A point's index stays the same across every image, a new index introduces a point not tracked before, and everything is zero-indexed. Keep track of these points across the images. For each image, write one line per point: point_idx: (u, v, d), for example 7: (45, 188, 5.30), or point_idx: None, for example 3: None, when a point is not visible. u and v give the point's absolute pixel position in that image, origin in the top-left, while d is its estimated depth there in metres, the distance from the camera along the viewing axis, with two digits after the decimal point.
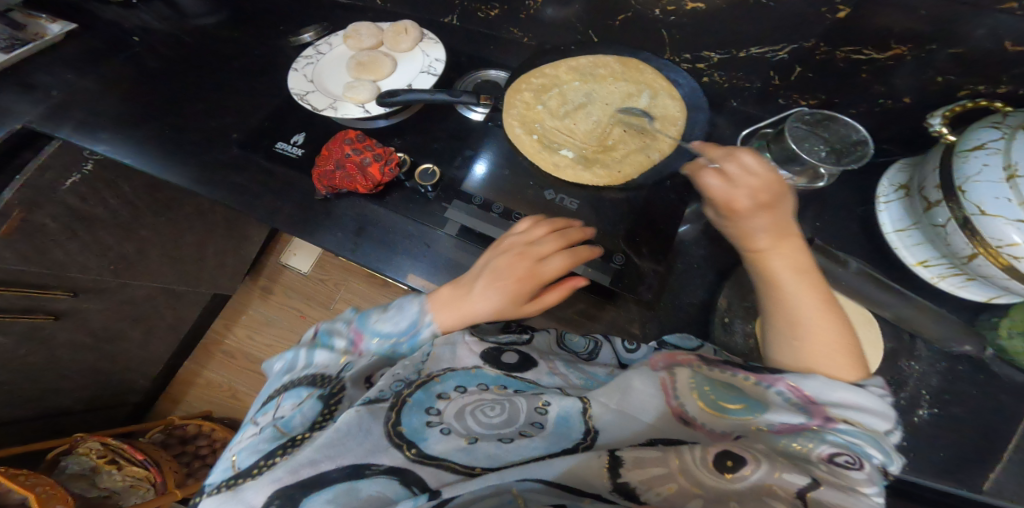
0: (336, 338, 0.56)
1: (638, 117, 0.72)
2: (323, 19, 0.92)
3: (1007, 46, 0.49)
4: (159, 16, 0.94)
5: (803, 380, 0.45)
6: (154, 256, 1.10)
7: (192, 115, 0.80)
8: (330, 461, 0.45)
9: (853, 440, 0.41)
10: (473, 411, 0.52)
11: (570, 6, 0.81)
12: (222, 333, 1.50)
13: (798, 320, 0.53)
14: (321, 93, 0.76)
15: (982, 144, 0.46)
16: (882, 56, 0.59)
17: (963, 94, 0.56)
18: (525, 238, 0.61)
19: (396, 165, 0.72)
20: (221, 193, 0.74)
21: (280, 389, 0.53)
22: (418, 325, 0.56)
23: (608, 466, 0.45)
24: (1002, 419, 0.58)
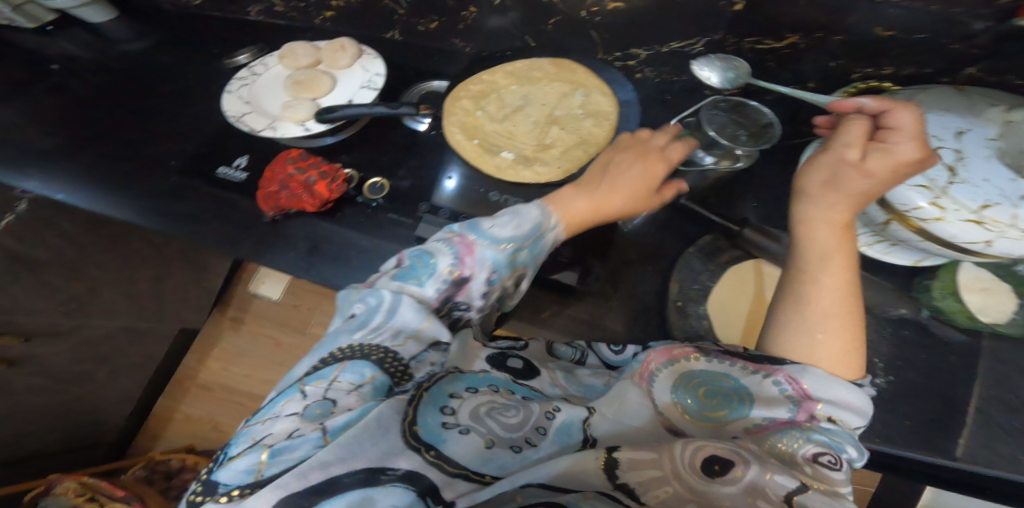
0: (448, 260, 0.54)
1: (573, 115, 0.74)
2: (261, 40, 0.93)
3: (878, 31, 0.57)
4: (81, 43, 0.92)
5: (803, 374, 0.46)
6: (109, 294, 1.08)
7: (126, 143, 0.79)
8: (341, 465, 0.38)
9: (834, 438, 0.44)
10: (490, 412, 0.46)
11: (507, 16, 0.82)
12: (196, 367, 1.46)
13: (829, 317, 0.50)
14: (258, 113, 0.76)
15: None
16: (779, 44, 0.66)
17: (857, 77, 0.62)
18: (643, 140, 0.65)
19: (343, 181, 0.72)
20: (160, 220, 0.73)
21: (344, 348, 0.47)
22: (541, 230, 0.58)
23: (603, 466, 0.42)
24: (947, 377, 0.61)
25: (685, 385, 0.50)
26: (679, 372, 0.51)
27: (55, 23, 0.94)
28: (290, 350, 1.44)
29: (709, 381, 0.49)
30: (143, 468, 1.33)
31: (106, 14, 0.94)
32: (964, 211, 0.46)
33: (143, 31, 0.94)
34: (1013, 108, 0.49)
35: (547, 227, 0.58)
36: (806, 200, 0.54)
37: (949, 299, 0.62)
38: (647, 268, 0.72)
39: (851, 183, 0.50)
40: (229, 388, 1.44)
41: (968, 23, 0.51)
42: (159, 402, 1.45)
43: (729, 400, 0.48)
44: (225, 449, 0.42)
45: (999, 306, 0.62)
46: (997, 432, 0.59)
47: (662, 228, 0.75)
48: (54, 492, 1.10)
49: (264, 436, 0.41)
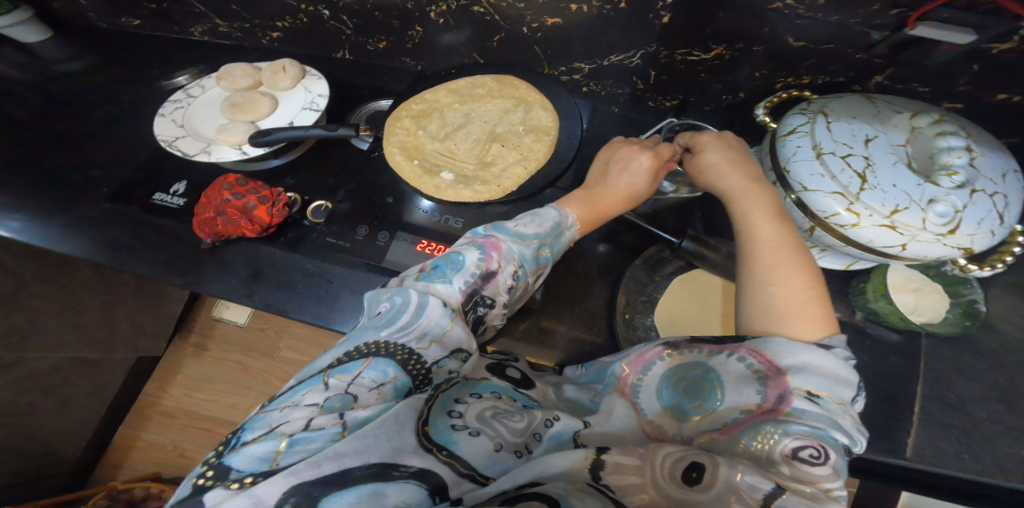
0: (472, 257, 0.53)
1: (514, 132, 0.74)
2: (206, 61, 0.92)
3: (792, 42, 0.61)
4: (11, 64, 0.89)
5: (765, 347, 0.45)
6: (51, 324, 1.05)
7: (55, 169, 0.76)
8: (355, 457, 0.37)
9: (815, 425, 0.40)
10: (495, 416, 0.47)
11: (460, 33, 0.80)
12: (158, 395, 1.41)
13: (773, 267, 0.51)
14: (192, 137, 0.74)
15: (794, 129, 0.57)
16: (708, 56, 0.67)
17: (780, 86, 0.68)
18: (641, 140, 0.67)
19: (285, 206, 0.71)
20: (93, 250, 0.71)
21: (370, 343, 0.45)
22: (560, 228, 0.59)
23: (590, 466, 0.41)
24: (891, 380, 0.62)
25: (663, 383, 0.48)
26: (654, 371, 0.49)
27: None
28: (258, 375, 1.40)
29: (682, 372, 0.48)
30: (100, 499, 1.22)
31: (37, 34, 0.91)
32: (878, 217, 0.51)
33: (80, 52, 0.92)
34: (915, 115, 0.54)
35: (565, 227, 0.60)
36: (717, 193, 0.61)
37: (881, 301, 0.63)
38: (597, 282, 0.72)
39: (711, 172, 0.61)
40: (193, 415, 1.39)
41: (868, 32, 0.56)
42: (119, 431, 1.38)
43: (703, 388, 0.46)
44: (237, 433, 0.40)
45: (930, 305, 0.65)
46: (939, 431, 0.60)
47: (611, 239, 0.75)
48: None
49: (283, 427, 0.39)
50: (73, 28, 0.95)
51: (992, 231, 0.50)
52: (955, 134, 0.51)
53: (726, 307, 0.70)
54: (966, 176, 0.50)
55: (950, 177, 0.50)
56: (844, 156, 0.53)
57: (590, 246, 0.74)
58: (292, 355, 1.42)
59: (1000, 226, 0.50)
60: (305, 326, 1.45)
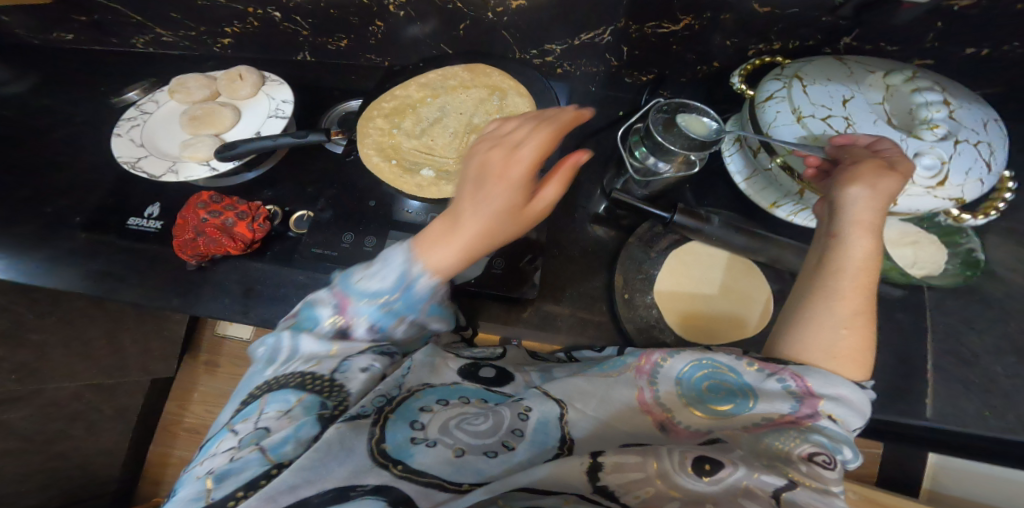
0: (324, 310, 0.51)
1: (491, 121, 0.72)
2: (161, 75, 0.88)
3: (757, 8, 0.59)
4: None
5: (806, 371, 0.45)
6: (56, 358, 1.05)
7: (24, 204, 0.74)
8: (310, 486, 0.38)
9: (833, 439, 0.42)
10: (458, 424, 0.45)
11: (426, 24, 0.78)
12: (178, 413, 1.36)
13: (855, 314, 0.48)
14: (156, 156, 0.71)
15: (772, 95, 0.55)
16: (677, 27, 0.65)
17: (752, 54, 0.65)
18: (503, 137, 0.50)
19: (266, 219, 0.70)
20: (76, 282, 0.69)
21: (267, 384, 0.47)
22: (407, 277, 0.51)
23: (587, 469, 0.40)
24: (898, 338, 0.62)
25: (696, 374, 0.47)
26: (673, 363, 0.48)
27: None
28: None
29: (718, 376, 0.47)
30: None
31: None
32: None
33: (26, 76, 0.88)
34: (888, 73, 0.53)
35: (414, 275, 0.51)
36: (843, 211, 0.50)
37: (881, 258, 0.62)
38: (591, 268, 0.71)
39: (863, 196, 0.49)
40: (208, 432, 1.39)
41: None
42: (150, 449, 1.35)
43: (733, 395, 0.45)
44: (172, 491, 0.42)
45: (931, 257, 0.64)
46: (958, 390, 0.59)
47: (605, 224, 0.73)
48: None
49: (203, 471, 0.41)
50: (12, 51, 0.90)
51: (981, 179, 0.49)
52: (931, 89, 0.51)
53: (727, 279, 0.69)
54: (949, 127, 0.49)
55: (932, 130, 0.49)
56: (825, 118, 0.52)
57: (580, 231, 0.73)
58: None
59: (988, 174, 0.50)
60: None
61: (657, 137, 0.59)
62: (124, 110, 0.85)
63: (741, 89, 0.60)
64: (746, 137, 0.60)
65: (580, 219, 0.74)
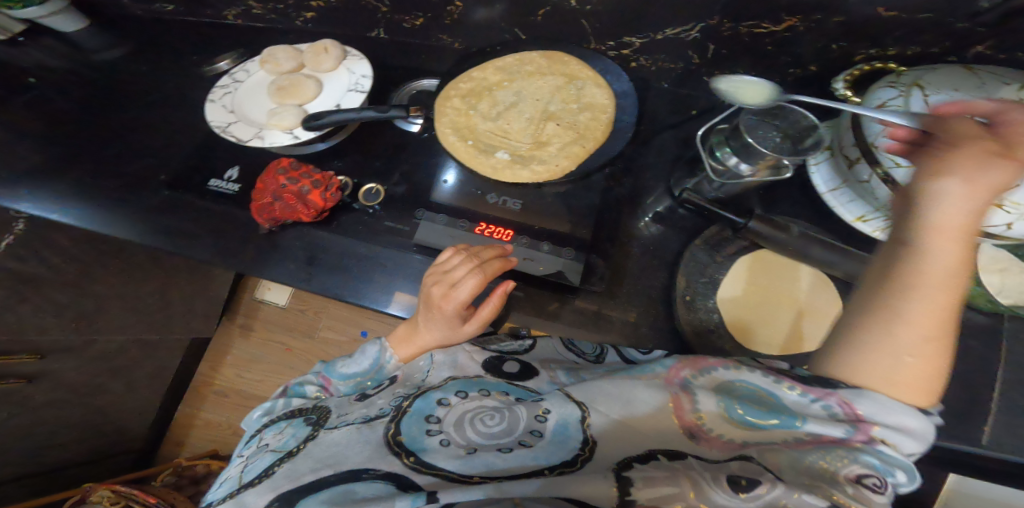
0: (308, 386, 0.64)
1: (568, 110, 0.72)
2: (237, 43, 0.90)
3: (880, 11, 0.55)
4: (55, 54, 0.88)
5: (860, 398, 0.42)
6: (115, 309, 1.09)
7: (112, 158, 0.77)
8: (329, 469, 0.49)
9: (887, 462, 0.41)
10: (473, 419, 0.52)
11: (494, 7, 0.77)
12: (210, 375, 1.45)
13: (924, 340, 0.43)
14: (244, 122, 0.74)
15: (886, 103, 0.53)
16: (779, 28, 0.63)
17: (860, 59, 0.62)
18: (444, 269, 0.62)
19: (338, 189, 0.71)
20: (157, 238, 0.72)
21: (269, 420, 0.62)
22: (380, 361, 0.63)
23: (616, 486, 0.42)
24: (974, 365, 0.61)
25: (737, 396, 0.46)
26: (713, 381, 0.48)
27: (25, 33, 0.89)
28: (301, 355, 1.43)
29: (754, 397, 0.46)
30: (172, 475, 1.31)
31: (73, 23, 0.89)
32: None
33: (115, 38, 0.91)
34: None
35: (385, 361, 0.63)
36: (936, 203, 0.44)
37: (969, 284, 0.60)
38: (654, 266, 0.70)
39: (958, 189, 0.43)
40: (243, 394, 1.44)
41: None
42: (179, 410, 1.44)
43: (775, 411, 0.45)
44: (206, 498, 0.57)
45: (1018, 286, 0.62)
46: None
47: (668, 225, 0.71)
48: (89, 501, 1.09)
49: (227, 478, 0.57)
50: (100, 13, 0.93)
51: None
52: None
53: (794, 291, 0.67)
54: None
55: None
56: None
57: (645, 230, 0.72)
58: (332, 334, 1.45)
59: None
60: (342, 307, 1.47)
61: (747, 137, 0.57)
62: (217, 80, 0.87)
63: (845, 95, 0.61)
64: (845, 147, 0.60)
65: (644, 217, 0.71)
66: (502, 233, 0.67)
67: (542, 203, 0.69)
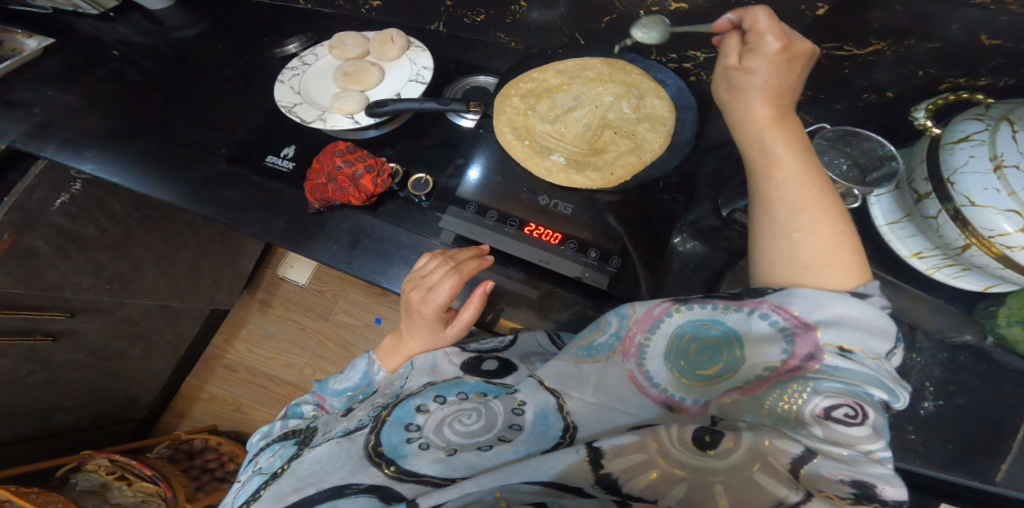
0: (306, 406, 0.70)
1: (627, 120, 0.73)
2: (301, 25, 0.92)
3: (983, 39, 0.54)
4: (136, 28, 0.91)
5: (789, 300, 0.44)
6: (148, 274, 1.10)
7: (176, 128, 0.79)
8: (312, 487, 0.51)
9: (850, 382, 0.39)
10: (451, 421, 0.54)
11: (556, 9, 0.77)
12: (224, 348, 1.48)
13: (802, 214, 0.48)
14: (309, 104, 0.75)
15: (968, 137, 0.52)
16: (862, 51, 0.63)
17: (945, 87, 0.61)
18: (421, 272, 0.65)
19: (389, 176, 0.72)
20: (208, 208, 0.73)
21: (265, 443, 0.67)
22: (370, 374, 0.68)
23: (588, 459, 0.42)
24: (1007, 412, 0.60)
25: (674, 346, 0.48)
26: (658, 340, 0.49)
27: (116, 10, 0.93)
28: (316, 335, 1.45)
29: (693, 334, 0.47)
30: (167, 447, 1.34)
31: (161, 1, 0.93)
32: None
33: (186, 11, 0.94)
34: None
35: (375, 373, 0.68)
36: (735, 113, 0.56)
37: (1015, 328, 0.60)
38: (691, 282, 0.70)
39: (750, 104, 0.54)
40: (255, 369, 1.46)
41: None
42: (187, 380, 1.47)
43: (720, 350, 0.45)
44: None
45: None
46: None
47: (709, 243, 0.69)
48: (86, 468, 1.12)
49: (231, 498, 0.62)
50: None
51: None
52: None
53: None
54: None
55: None
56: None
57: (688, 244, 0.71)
58: (348, 318, 1.46)
59: None
60: (362, 292, 1.49)
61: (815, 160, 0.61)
62: (284, 62, 0.89)
63: (926, 126, 0.58)
64: (912, 179, 0.59)
65: (683, 233, 0.70)
66: (551, 236, 0.67)
67: (592, 210, 0.69)
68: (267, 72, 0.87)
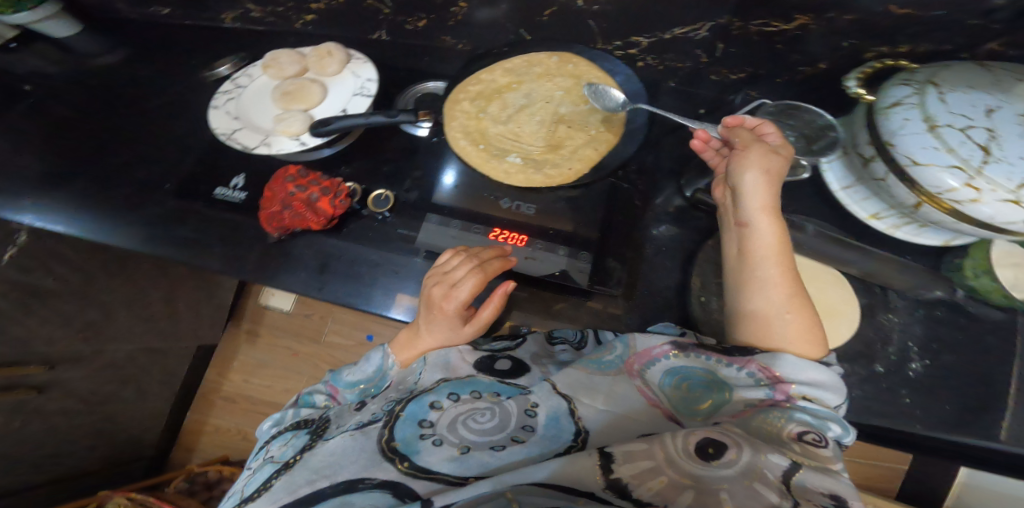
0: (318, 396, 0.66)
1: (578, 113, 0.73)
2: (237, 46, 0.89)
3: (893, 9, 0.54)
4: (61, 65, 0.87)
5: (775, 361, 0.50)
6: (123, 317, 1.07)
7: (117, 167, 0.76)
8: (326, 479, 0.51)
9: (816, 416, 0.47)
10: (465, 420, 0.53)
11: (499, 6, 0.76)
12: (219, 380, 1.44)
13: (792, 297, 0.56)
14: (249, 129, 0.73)
15: (899, 102, 0.52)
16: (790, 26, 0.62)
17: (871, 57, 0.61)
18: (443, 269, 0.64)
19: (347, 196, 0.70)
20: (164, 248, 0.71)
21: (275, 432, 0.64)
22: (384, 369, 0.64)
23: (600, 463, 0.43)
24: (995, 360, 0.60)
25: (670, 380, 0.52)
26: (653, 378, 0.53)
27: (18, 40, 0.89)
28: (308, 360, 1.43)
29: (688, 375, 0.52)
30: (184, 480, 1.33)
31: (66, 28, 0.89)
32: (1001, 192, 0.46)
33: (117, 42, 0.91)
34: None
35: (389, 367, 0.64)
36: (749, 195, 0.59)
37: (984, 278, 0.60)
38: (666, 266, 0.68)
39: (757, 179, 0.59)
40: (252, 399, 1.43)
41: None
42: (189, 416, 1.44)
43: (710, 389, 0.51)
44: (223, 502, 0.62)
45: None
46: None
47: (679, 225, 0.70)
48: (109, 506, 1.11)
49: (241, 486, 0.60)
50: (103, 19, 0.93)
51: None
52: None
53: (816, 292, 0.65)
54: None
55: None
56: (963, 129, 0.48)
57: (659, 229, 0.70)
58: (338, 339, 1.44)
59: None
60: (348, 311, 1.46)
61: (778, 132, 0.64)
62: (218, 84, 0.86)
63: (859, 93, 0.58)
64: (859, 144, 0.58)
65: (656, 216, 0.71)
66: (518, 238, 0.66)
67: (555, 206, 0.68)
68: (205, 100, 0.84)
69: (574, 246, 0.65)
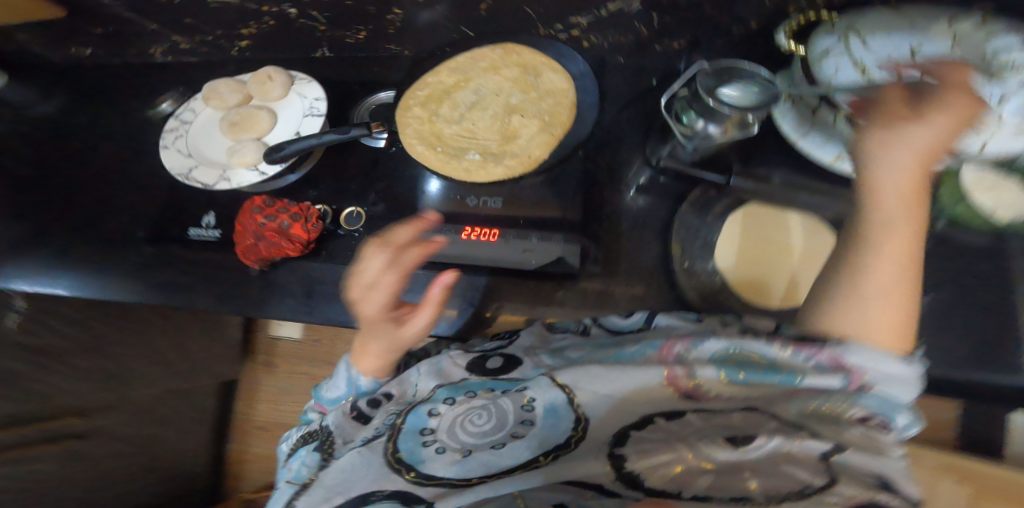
0: (313, 412, 0.67)
1: (528, 100, 0.74)
2: (181, 83, 0.89)
3: None
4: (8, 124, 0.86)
5: (847, 351, 0.48)
6: (138, 364, 1.08)
7: (89, 220, 0.77)
8: (341, 496, 0.50)
9: (884, 405, 0.46)
10: (462, 423, 0.55)
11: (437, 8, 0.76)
12: (248, 411, 1.47)
13: (886, 289, 0.52)
14: (205, 165, 0.75)
15: (828, 51, 0.57)
16: None
17: (793, 10, 0.63)
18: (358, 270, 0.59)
19: (318, 219, 0.70)
20: (154, 294, 0.72)
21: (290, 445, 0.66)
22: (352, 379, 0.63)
23: (610, 464, 0.51)
24: (996, 283, 0.59)
25: (728, 359, 0.51)
26: (702, 352, 0.53)
27: None
28: None
29: (748, 358, 0.51)
30: None
31: None
32: None
33: (60, 94, 0.89)
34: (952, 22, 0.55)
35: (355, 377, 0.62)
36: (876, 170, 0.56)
37: (963, 206, 0.61)
38: (646, 238, 0.67)
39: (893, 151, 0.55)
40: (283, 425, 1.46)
41: None
42: (228, 448, 1.47)
43: (774, 372, 0.50)
44: None
45: (1013, 200, 0.60)
46: None
47: (654, 194, 0.69)
48: None
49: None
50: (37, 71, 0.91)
51: None
52: (1001, 35, 0.53)
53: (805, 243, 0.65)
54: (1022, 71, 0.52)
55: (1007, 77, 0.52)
56: None
57: (633, 203, 0.69)
58: None
59: None
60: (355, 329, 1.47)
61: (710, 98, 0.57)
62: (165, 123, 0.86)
63: (792, 46, 0.61)
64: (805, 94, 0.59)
65: (629, 192, 0.70)
66: (489, 234, 0.65)
67: (520, 195, 0.68)
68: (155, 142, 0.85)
69: (552, 233, 0.65)
